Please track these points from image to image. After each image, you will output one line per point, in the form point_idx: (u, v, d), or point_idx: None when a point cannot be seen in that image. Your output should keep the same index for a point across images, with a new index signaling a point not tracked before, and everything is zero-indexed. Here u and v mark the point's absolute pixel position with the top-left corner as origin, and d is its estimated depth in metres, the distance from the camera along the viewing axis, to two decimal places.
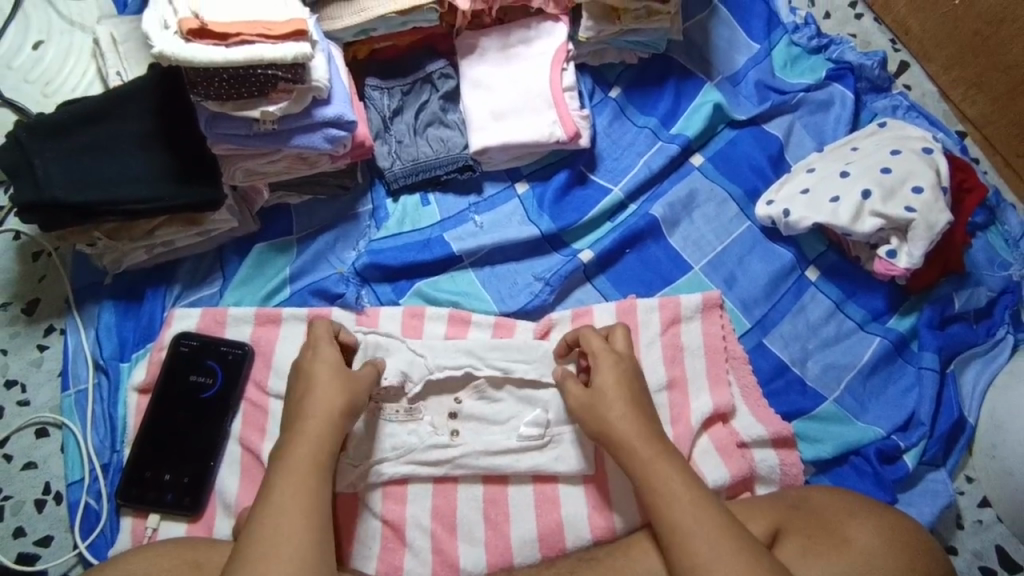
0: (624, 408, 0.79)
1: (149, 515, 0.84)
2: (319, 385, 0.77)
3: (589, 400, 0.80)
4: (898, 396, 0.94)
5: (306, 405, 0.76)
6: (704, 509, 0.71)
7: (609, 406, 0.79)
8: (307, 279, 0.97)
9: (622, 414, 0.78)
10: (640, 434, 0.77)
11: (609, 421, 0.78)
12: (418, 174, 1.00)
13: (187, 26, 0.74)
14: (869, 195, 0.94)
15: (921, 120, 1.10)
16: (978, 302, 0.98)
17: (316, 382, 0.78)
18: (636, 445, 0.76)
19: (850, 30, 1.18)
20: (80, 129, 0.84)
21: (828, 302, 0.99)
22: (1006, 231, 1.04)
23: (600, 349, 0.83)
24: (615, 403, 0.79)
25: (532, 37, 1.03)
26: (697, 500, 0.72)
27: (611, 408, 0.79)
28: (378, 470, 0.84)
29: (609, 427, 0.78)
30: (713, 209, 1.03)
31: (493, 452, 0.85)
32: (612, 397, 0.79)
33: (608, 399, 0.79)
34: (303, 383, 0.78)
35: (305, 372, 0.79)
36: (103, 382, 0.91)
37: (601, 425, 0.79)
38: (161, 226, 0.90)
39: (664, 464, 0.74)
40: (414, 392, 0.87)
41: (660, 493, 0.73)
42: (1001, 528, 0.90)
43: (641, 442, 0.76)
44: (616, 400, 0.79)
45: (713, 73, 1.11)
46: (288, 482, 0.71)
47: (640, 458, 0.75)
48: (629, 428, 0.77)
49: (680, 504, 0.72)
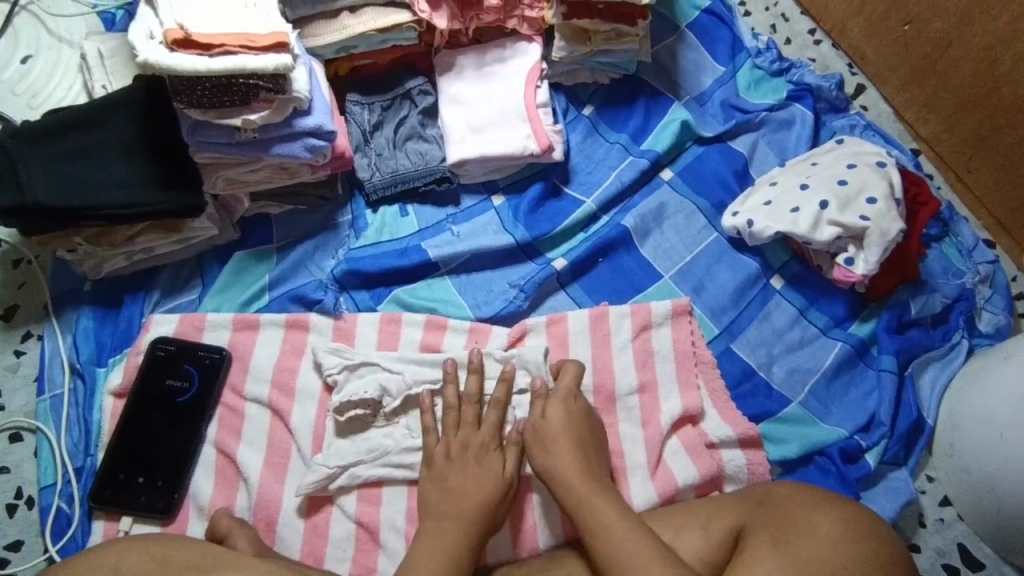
0: (567, 445, 0.80)
1: (121, 518, 0.84)
2: (472, 472, 0.80)
3: (535, 428, 0.82)
4: (859, 398, 0.97)
5: (467, 487, 0.79)
6: (632, 538, 0.71)
7: (554, 440, 0.81)
8: (286, 286, 0.98)
9: (563, 450, 0.80)
10: (579, 471, 0.78)
11: (550, 455, 0.80)
12: (396, 185, 1.03)
13: (172, 37, 0.78)
14: (826, 205, 0.99)
15: (877, 138, 1.15)
16: (933, 309, 1.02)
17: (461, 464, 0.81)
18: (572, 483, 0.77)
19: (810, 55, 1.25)
20: (64, 136, 0.86)
21: (792, 310, 1.03)
22: (959, 242, 1.09)
23: (569, 387, 0.86)
24: (559, 439, 0.81)
25: (507, 56, 1.08)
26: (629, 531, 0.72)
27: (555, 439, 0.81)
28: (352, 473, 0.85)
29: (548, 457, 0.80)
30: (683, 219, 1.07)
31: None
32: (561, 417, 0.83)
33: (552, 434, 0.81)
34: (455, 460, 0.81)
35: (450, 456, 0.82)
36: (79, 387, 0.92)
37: (541, 455, 0.81)
38: (142, 233, 0.92)
39: (601, 498, 0.76)
40: (391, 407, 0.87)
41: (602, 530, 0.72)
42: (962, 526, 0.94)
43: (574, 468, 0.79)
44: (560, 433, 0.81)
45: (680, 93, 1.16)
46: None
47: (576, 494, 0.77)
48: (570, 464, 0.79)
49: (618, 538, 0.71)
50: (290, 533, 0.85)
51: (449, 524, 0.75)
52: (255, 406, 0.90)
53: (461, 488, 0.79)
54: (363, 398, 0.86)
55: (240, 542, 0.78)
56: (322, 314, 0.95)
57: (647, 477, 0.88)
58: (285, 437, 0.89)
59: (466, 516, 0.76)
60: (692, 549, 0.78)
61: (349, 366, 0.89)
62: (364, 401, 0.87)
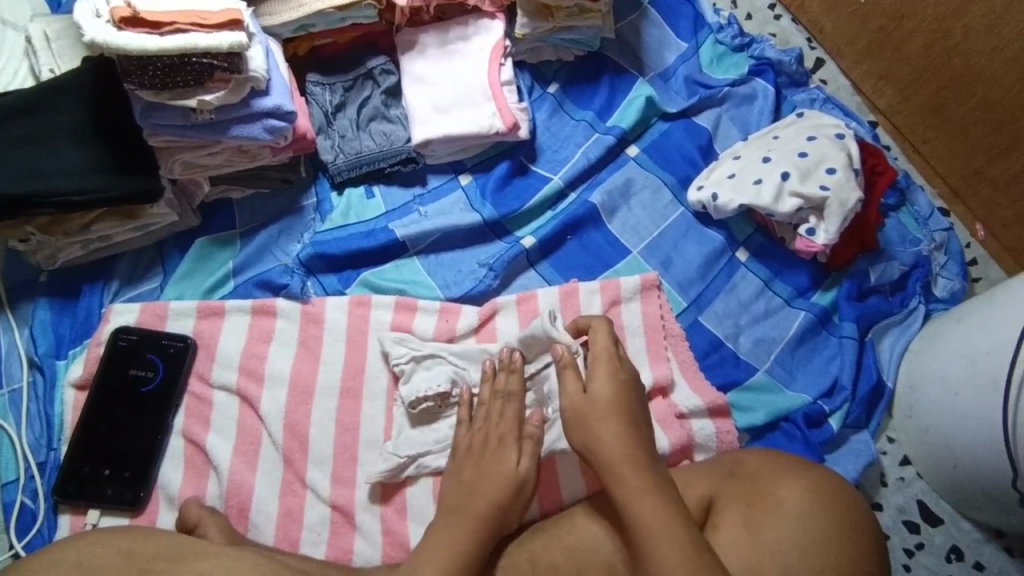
0: (617, 427, 0.74)
1: (89, 512, 0.83)
2: (488, 464, 0.77)
3: (580, 406, 0.77)
4: (822, 365, 1.00)
5: (482, 482, 0.76)
6: (668, 537, 0.66)
7: (601, 421, 0.75)
8: (251, 272, 0.97)
9: (610, 430, 0.74)
10: (627, 453, 0.72)
11: (597, 436, 0.74)
12: (361, 167, 1.02)
13: (119, 15, 0.75)
14: (788, 177, 1.00)
15: (836, 111, 1.17)
16: (892, 276, 1.05)
17: (483, 458, 0.78)
18: (620, 471, 0.71)
19: (770, 30, 1.26)
20: (9, 122, 0.83)
21: (757, 281, 1.05)
22: (916, 211, 1.12)
23: (607, 349, 0.81)
24: (607, 419, 0.75)
25: (470, 34, 1.07)
26: (674, 528, 0.67)
27: (602, 420, 0.75)
28: (421, 463, 0.84)
29: (595, 439, 0.74)
30: (649, 195, 1.07)
31: None
32: (607, 393, 0.77)
33: (602, 414, 0.75)
34: (475, 451, 0.79)
35: (472, 449, 0.79)
36: (39, 380, 0.89)
37: (587, 436, 0.75)
38: (97, 221, 0.89)
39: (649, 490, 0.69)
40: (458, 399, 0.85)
41: (644, 528, 0.67)
42: (921, 484, 0.98)
43: (619, 455, 0.72)
44: (607, 412, 0.76)
45: (645, 70, 1.17)
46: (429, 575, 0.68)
47: (627, 484, 0.70)
48: (617, 449, 0.73)
49: (665, 538, 0.66)
50: (263, 519, 0.84)
51: (458, 521, 0.73)
52: (223, 393, 0.89)
53: (474, 482, 0.76)
54: (436, 391, 0.84)
55: (211, 530, 0.78)
56: (289, 299, 0.94)
57: None
58: (254, 424, 0.88)
59: (474, 511, 0.73)
60: None
61: (416, 357, 0.88)
62: (435, 394, 0.85)
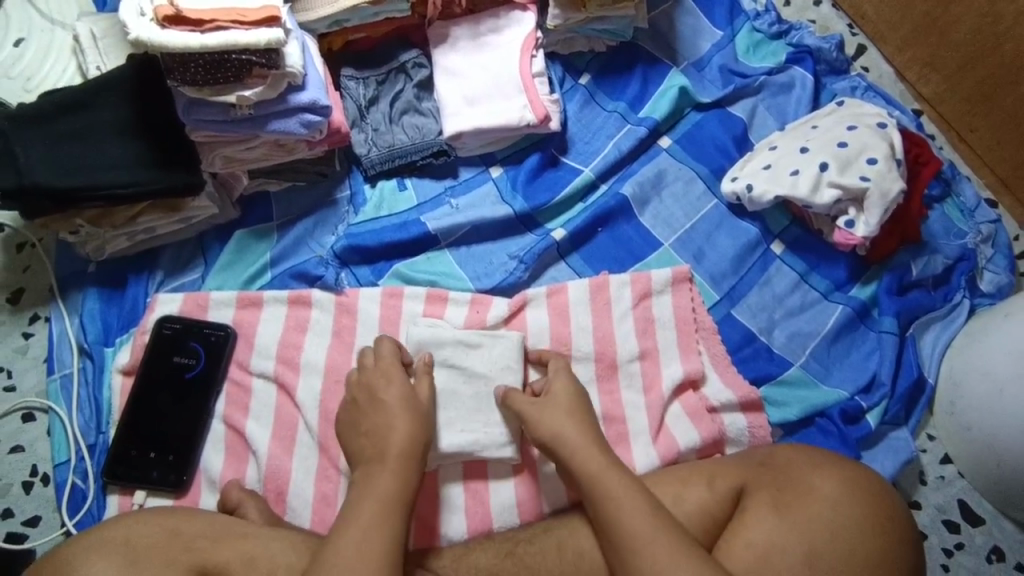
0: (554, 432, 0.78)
1: (135, 492, 0.86)
2: (397, 422, 0.79)
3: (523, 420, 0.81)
4: (861, 360, 0.98)
5: (386, 438, 0.78)
6: (656, 522, 0.68)
7: (544, 435, 0.79)
8: (289, 263, 0.99)
9: (549, 439, 0.78)
10: (574, 456, 0.76)
11: (559, 431, 0.78)
12: (394, 160, 1.03)
13: (163, 13, 0.78)
14: (826, 168, 0.98)
15: (878, 100, 1.14)
16: (935, 269, 1.02)
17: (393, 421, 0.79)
18: (606, 480, 0.72)
19: (810, 16, 1.22)
20: (59, 118, 0.87)
21: (793, 274, 1.03)
22: (961, 202, 1.08)
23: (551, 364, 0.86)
24: (547, 430, 0.79)
25: (501, 26, 1.07)
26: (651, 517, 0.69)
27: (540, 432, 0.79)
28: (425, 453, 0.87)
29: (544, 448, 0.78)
30: (681, 187, 1.06)
31: (478, 450, 0.85)
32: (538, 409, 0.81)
33: (539, 425, 0.80)
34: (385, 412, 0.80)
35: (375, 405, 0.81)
36: (88, 366, 0.93)
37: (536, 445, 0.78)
38: (143, 214, 0.93)
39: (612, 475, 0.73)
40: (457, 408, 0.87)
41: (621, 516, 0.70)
42: (963, 483, 0.95)
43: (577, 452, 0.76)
44: (542, 425, 0.80)
45: (678, 59, 1.15)
46: (369, 494, 0.72)
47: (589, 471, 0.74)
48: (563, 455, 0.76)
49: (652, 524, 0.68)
50: (300, 503, 0.87)
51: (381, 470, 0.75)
52: (261, 381, 0.92)
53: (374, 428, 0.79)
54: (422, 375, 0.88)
55: (251, 511, 0.81)
56: (323, 290, 0.96)
57: (648, 441, 0.90)
58: (291, 410, 0.91)
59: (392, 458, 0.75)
60: (695, 500, 0.78)
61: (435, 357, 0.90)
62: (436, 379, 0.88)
